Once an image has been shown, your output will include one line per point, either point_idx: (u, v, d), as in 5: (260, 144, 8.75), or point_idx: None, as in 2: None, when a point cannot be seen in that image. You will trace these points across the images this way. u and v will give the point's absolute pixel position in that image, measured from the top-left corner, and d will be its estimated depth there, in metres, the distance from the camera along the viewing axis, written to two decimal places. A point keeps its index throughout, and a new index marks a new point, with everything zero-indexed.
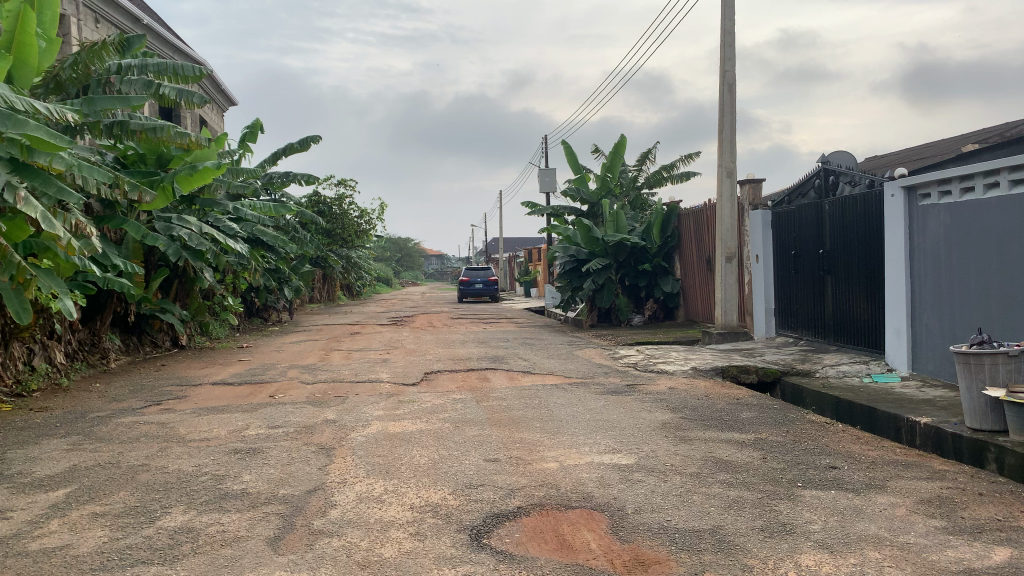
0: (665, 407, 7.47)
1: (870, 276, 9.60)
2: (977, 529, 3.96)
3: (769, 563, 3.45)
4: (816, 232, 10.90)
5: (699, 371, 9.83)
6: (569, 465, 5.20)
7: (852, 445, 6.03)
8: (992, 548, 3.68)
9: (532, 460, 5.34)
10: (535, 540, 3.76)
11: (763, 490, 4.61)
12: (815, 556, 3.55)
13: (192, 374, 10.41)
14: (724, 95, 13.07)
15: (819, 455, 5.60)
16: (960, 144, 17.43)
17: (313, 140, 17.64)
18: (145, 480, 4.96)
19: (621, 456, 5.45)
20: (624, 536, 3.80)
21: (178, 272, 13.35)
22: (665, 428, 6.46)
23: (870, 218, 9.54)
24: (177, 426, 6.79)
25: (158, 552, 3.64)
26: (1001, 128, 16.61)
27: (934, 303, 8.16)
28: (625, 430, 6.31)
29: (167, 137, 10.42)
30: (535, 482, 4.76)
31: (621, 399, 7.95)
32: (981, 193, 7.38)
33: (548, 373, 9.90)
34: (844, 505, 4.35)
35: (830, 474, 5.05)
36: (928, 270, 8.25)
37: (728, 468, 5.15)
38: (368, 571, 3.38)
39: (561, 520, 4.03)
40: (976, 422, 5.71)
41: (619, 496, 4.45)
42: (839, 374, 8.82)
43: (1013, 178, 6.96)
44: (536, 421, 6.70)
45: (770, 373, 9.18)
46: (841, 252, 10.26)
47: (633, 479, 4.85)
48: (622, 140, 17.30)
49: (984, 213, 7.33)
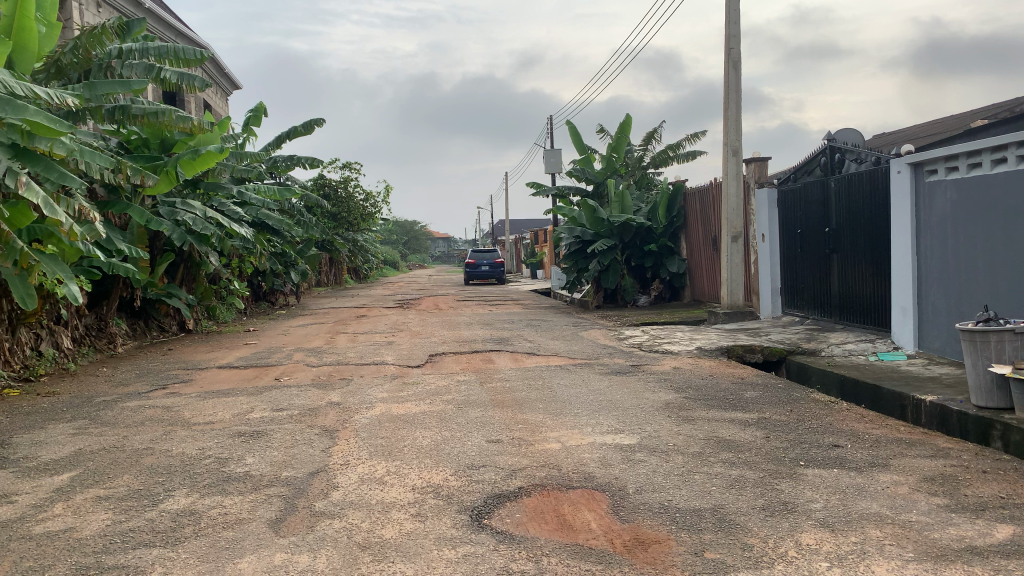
0: (669, 387, 7.46)
1: (876, 255, 9.53)
2: (980, 507, 3.94)
3: (769, 542, 3.44)
4: (821, 210, 10.83)
5: (704, 351, 9.81)
6: (571, 446, 5.19)
7: (855, 423, 6.01)
8: (995, 525, 3.66)
9: (534, 440, 5.33)
10: (535, 520, 3.76)
11: (765, 469, 4.60)
12: (815, 535, 3.53)
13: (198, 358, 10.44)
14: (729, 73, 12.96)
15: (822, 434, 5.58)
16: (971, 118, 17.26)
17: (317, 123, 17.58)
18: (150, 463, 4.99)
19: (624, 436, 5.45)
20: (625, 516, 3.80)
21: (184, 255, 13.38)
22: (668, 408, 6.44)
23: (876, 195, 9.46)
24: (182, 409, 6.82)
25: (160, 534, 3.66)
26: (1013, 102, 16.41)
27: (940, 280, 8.10)
28: (628, 411, 6.31)
29: (170, 121, 10.36)
30: (537, 463, 4.76)
31: (625, 380, 7.94)
32: (988, 168, 7.29)
33: (553, 354, 9.89)
34: (846, 483, 4.33)
35: (832, 453, 5.03)
36: (935, 247, 8.18)
37: (730, 448, 5.13)
38: (369, 553, 3.38)
39: (562, 500, 4.03)
40: (981, 399, 5.69)
41: (621, 476, 4.45)
42: (844, 352, 8.78)
43: (1020, 153, 6.88)
44: (539, 402, 6.71)
45: (775, 352, 9.15)
46: (846, 230, 10.19)
47: (635, 459, 4.85)
48: (627, 120, 17.19)
49: (991, 188, 7.26)
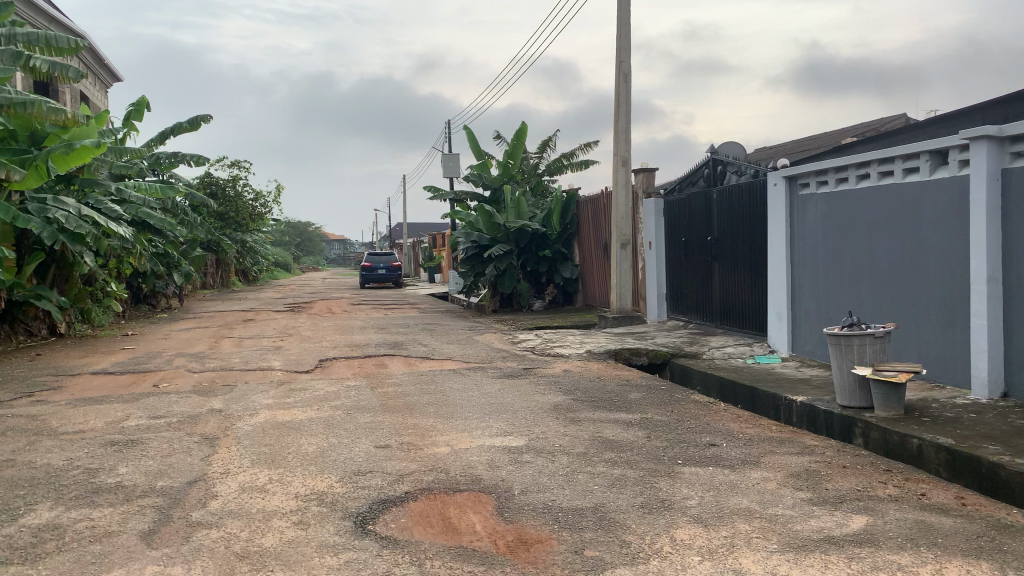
0: (558, 389, 7.60)
1: (754, 263, 10.02)
2: (839, 499, 4.22)
3: (646, 539, 3.56)
4: (704, 220, 11.29)
5: (593, 354, 10.04)
6: (459, 449, 5.22)
7: (730, 422, 6.30)
8: (851, 516, 3.94)
9: (423, 445, 5.33)
10: (420, 524, 3.76)
11: (645, 467, 4.76)
12: (689, 530, 3.69)
13: (69, 364, 9.85)
14: (620, 85, 13.32)
15: (700, 433, 5.82)
16: (842, 136, 18.39)
17: (203, 119, 16.96)
18: (10, 476, 4.68)
19: (512, 438, 5.51)
20: (509, 517, 3.85)
21: (55, 255, 12.61)
22: (556, 410, 6.57)
23: (754, 206, 9.96)
24: (48, 418, 6.43)
25: (19, 551, 3.44)
26: (879, 122, 17.59)
27: (811, 287, 8.61)
28: (517, 414, 6.39)
29: (40, 113, 9.75)
30: (424, 466, 4.76)
31: (516, 383, 8.03)
32: (853, 183, 7.83)
33: (445, 358, 9.89)
34: (720, 480, 4.54)
35: (709, 451, 5.25)
36: (806, 256, 8.68)
37: (613, 448, 5.28)
38: (248, 562, 3.30)
39: (448, 503, 4.04)
40: (845, 399, 6.08)
41: (507, 478, 4.51)
42: (724, 355, 9.19)
43: (882, 170, 7.43)
44: (429, 406, 6.70)
45: (660, 355, 9.47)
46: (727, 239, 10.66)
47: (521, 461, 4.92)
48: (522, 127, 17.38)
49: (856, 202, 7.78)
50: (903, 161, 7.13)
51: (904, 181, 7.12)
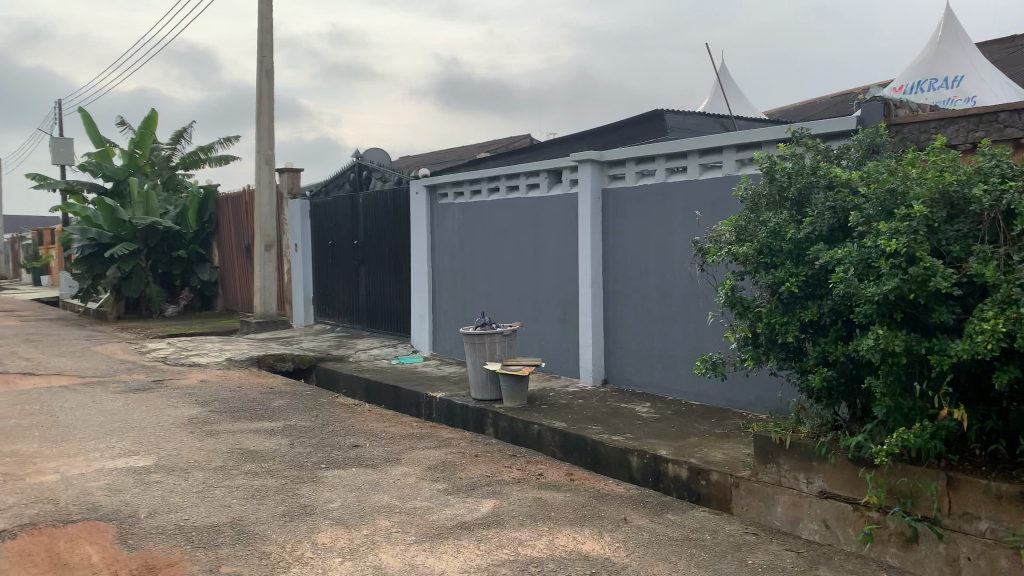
0: (193, 401, 7.10)
1: (397, 267, 10.36)
2: (470, 487, 4.56)
3: (286, 547, 3.50)
4: (349, 223, 11.39)
5: (233, 361, 9.55)
6: (72, 475, 4.61)
7: (374, 423, 6.45)
8: (481, 501, 4.28)
9: (24, 474, 4.61)
10: (19, 565, 3.25)
11: (287, 475, 4.67)
12: (331, 533, 3.70)
13: None
14: (262, 81, 12.87)
15: (344, 436, 5.87)
16: (476, 149, 19.82)
17: None
18: None
19: (138, 458, 5.02)
20: (133, 543, 3.50)
21: None
22: (190, 423, 6.13)
23: (397, 212, 10.31)
24: None
25: None
26: (508, 140, 19.30)
27: (449, 291, 9.16)
28: (145, 431, 5.83)
29: None
30: (26, 499, 4.12)
31: (143, 397, 7.33)
32: (485, 195, 8.52)
33: (56, 373, 8.67)
34: (364, 480, 4.62)
35: (352, 453, 5.32)
36: (444, 262, 9.22)
37: (254, 458, 5.09)
38: None
39: (56, 538, 3.55)
40: (479, 393, 6.57)
41: (132, 501, 4.10)
42: (369, 357, 9.36)
43: (509, 184, 8.20)
44: (33, 429, 5.82)
45: (304, 360, 9.34)
46: (372, 243, 10.89)
47: (149, 481, 4.51)
48: (152, 115, 15.92)
49: (486, 212, 8.47)
50: (526, 177, 7.95)
51: (527, 194, 7.93)
